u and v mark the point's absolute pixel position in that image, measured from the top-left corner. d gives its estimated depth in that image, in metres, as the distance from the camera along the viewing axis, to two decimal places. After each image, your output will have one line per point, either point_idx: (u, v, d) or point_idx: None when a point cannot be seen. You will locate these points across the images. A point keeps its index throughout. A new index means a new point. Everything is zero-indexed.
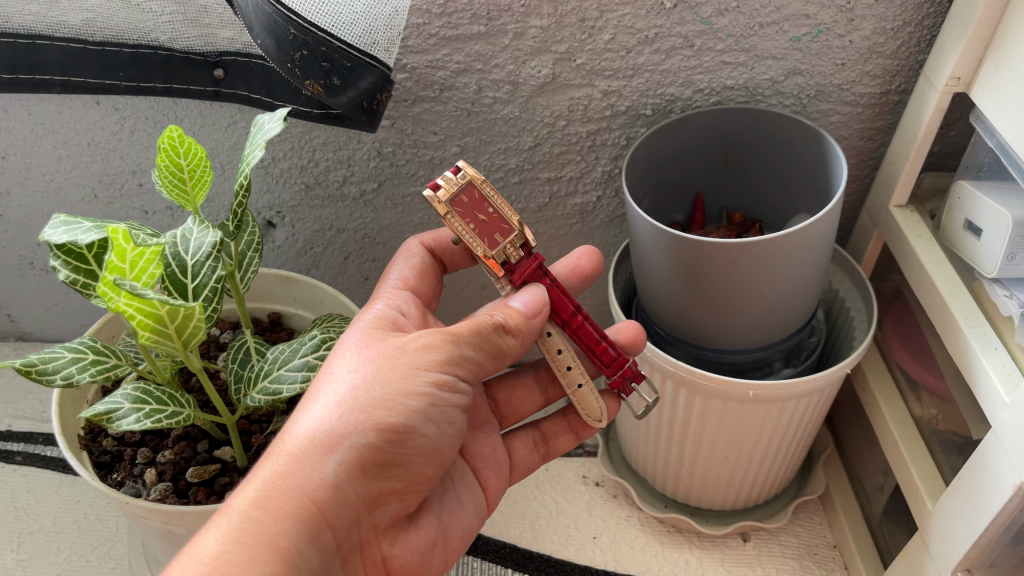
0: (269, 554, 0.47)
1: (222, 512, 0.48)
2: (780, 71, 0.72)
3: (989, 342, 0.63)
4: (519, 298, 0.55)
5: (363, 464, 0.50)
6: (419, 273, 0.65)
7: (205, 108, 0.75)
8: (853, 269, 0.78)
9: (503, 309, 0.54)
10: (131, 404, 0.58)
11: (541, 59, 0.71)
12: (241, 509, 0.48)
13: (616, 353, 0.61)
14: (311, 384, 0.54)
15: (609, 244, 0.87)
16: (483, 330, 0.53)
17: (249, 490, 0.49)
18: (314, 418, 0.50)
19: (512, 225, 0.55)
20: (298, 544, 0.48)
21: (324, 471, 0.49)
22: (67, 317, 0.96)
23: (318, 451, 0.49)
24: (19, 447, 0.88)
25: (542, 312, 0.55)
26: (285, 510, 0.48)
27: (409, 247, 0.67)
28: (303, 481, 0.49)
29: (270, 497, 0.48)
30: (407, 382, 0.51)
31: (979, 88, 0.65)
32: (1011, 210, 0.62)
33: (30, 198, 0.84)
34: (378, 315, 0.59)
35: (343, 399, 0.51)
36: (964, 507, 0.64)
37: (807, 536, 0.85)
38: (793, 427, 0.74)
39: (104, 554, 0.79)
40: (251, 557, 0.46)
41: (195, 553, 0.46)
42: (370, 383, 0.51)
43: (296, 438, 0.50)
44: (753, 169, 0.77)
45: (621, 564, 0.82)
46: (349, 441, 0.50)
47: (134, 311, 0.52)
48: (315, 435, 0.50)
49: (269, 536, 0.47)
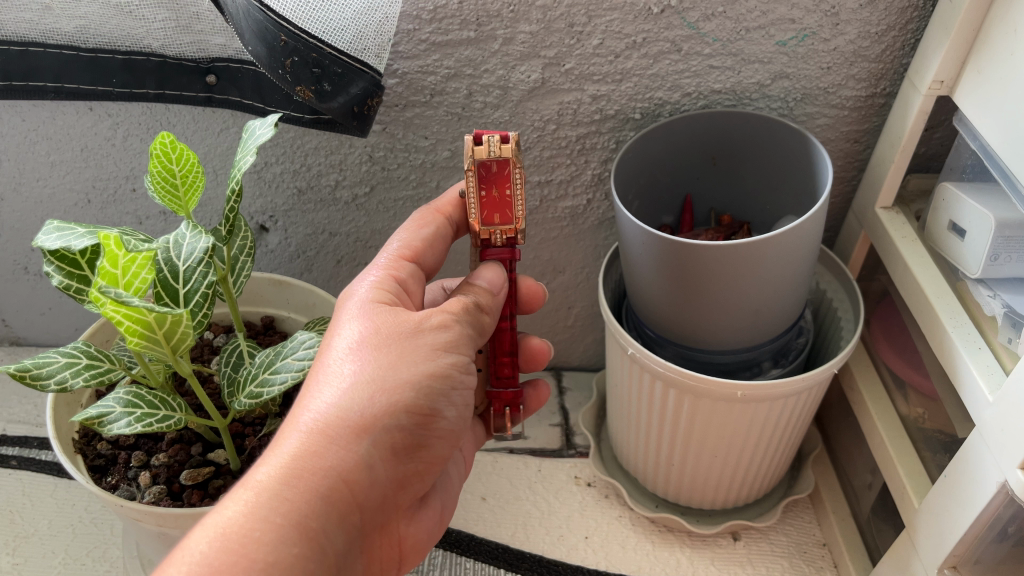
0: (299, 535, 0.45)
1: (244, 486, 0.46)
2: (767, 75, 0.73)
3: (973, 342, 0.64)
4: (483, 276, 0.58)
5: (391, 445, 0.51)
6: (431, 243, 0.62)
7: (197, 113, 0.75)
8: (841, 270, 0.79)
9: (475, 289, 0.57)
10: (123, 408, 0.59)
11: (531, 64, 0.72)
12: (270, 486, 0.46)
13: (512, 372, 0.64)
14: (322, 356, 0.53)
15: (599, 246, 0.88)
16: (471, 309, 0.56)
17: (273, 465, 0.47)
18: (340, 396, 0.50)
19: (515, 217, 0.57)
20: (327, 525, 0.47)
21: (357, 453, 0.49)
22: (61, 321, 0.97)
23: (350, 432, 0.49)
24: (14, 451, 0.88)
25: (502, 290, 0.59)
26: (316, 490, 0.47)
27: (421, 214, 0.63)
28: (331, 461, 0.48)
29: (301, 476, 0.47)
30: (431, 365, 0.53)
31: (961, 91, 0.66)
32: (993, 212, 0.63)
33: (24, 204, 0.84)
34: (376, 285, 0.57)
35: (372, 380, 0.50)
36: (949, 505, 0.65)
37: (797, 535, 0.86)
38: (784, 426, 0.75)
39: (98, 557, 0.80)
40: (282, 537, 0.45)
41: (223, 527, 0.44)
42: (393, 364, 0.51)
43: (321, 416, 0.49)
44: (741, 172, 0.78)
45: (612, 564, 0.83)
46: (380, 423, 0.50)
47: (122, 317, 0.52)
48: (345, 416, 0.49)
49: (300, 516, 0.46)
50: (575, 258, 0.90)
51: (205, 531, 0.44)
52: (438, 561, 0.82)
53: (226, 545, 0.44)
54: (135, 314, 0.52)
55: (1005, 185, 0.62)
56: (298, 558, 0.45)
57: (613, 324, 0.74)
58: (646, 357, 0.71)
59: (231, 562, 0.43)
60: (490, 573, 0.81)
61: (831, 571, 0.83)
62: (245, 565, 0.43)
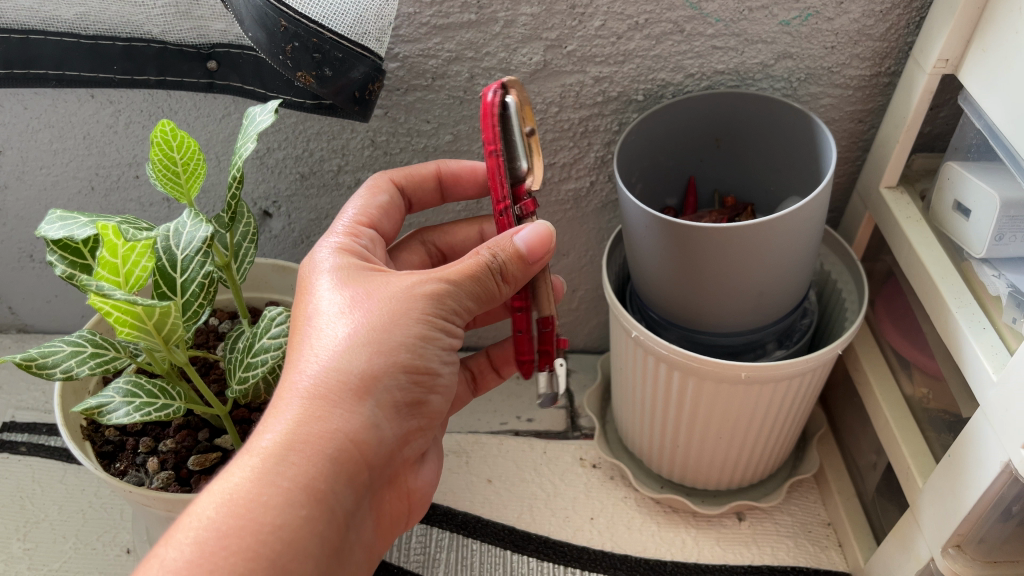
0: (306, 497, 0.47)
1: (248, 453, 0.48)
2: (770, 55, 0.73)
3: (978, 321, 0.64)
4: (524, 235, 0.53)
5: (389, 403, 0.52)
6: (386, 210, 0.66)
7: (198, 100, 0.75)
8: (844, 249, 0.79)
9: (503, 248, 0.53)
10: (123, 397, 0.59)
11: (532, 46, 0.71)
12: (274, 451, 0.48)
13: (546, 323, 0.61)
14: (313, 322, 0.53)
15: (603, 229, 0.88)
16: (483, 275, 0.54)
17: (276, 431, 0.48)
18: (338, 361, 0.51)
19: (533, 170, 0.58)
20: (334, 486, 0.48)
21: (358, 416, 0.50)
22: (68, 308, 0.97)
23: (351, 395, 0.50)
24: (23, 437, 0.89)
25: (546, 251, 0.53)
26: (321, 453, 0.48)
27: (377, 182, 0.67)
28: (330, 422, 0.49)
29: (303, 440, 0.48)
30: (425, 327, 0.53)
31: (967, 70, 0.66)
32: (999, 191, 0.62)
33: (29, 191, 0.84)
34: (340, 251, 0.59)
35: (367, 343, 0.51)
36: (953, 484, 0.65)
37: (802, 515, 0.86)
38: (788, 407, 0.75)
39: (109, 541, 0.81)
40: (288, 500, 0.46)
41: (230, 492, 0.46)
42: (389, 326, 0.52)
43: (317, 381, 0.50)
44: (742, 154, 0.78)
45: (618, 545, 0.83)
46: (379, 383, 0.51)
47: (112, 308, 0.53)
48: (345, 378, 0.50)
49: (305, 479, 0.47)
50: (579, 242, 0.89)
51: (211, 498, 0.46)
52: (445, 543, 0.82)
53: (232, 510, 0.46)
54: (124, 306, 0.52)
55: (1011, 164, 0.62)
56: (306, 520, 0.47)
57: (617, 307, 0.74)
58: (650, 339, 0.71)
59: (238, 527, 0.45)
60: (496, 554, 0.82)
61: (835, 550, 0.83)
62: (253, 528, 0.45)
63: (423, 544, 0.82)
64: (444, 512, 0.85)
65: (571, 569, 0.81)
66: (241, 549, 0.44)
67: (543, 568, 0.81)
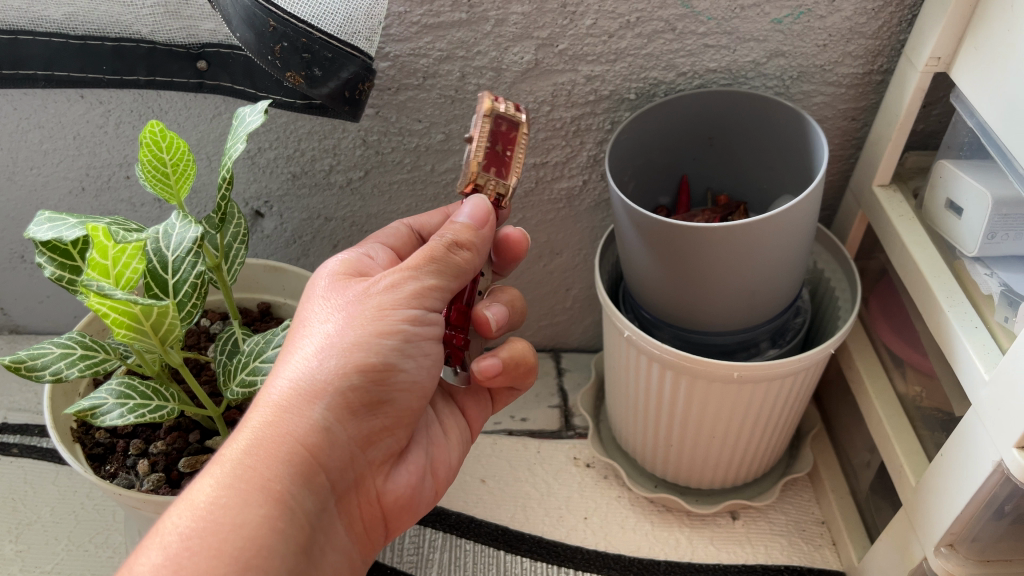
0: (264, 499, 0.47)
1: (214, 462, 0.49)
2: (763, 53, 0.72)
3: (970, 320, 0.64)
4: (464, 212, 0.54)
5: (351, 405, 0.52)
6: (399, 237, 0.67)
7: (189, 100, 0.75)
8: (838, 249, 0.79)
9: (450, 227, 0.53)
10: (116, 399, 0.59)
11: (523, 45, 0.71)
12: (233, 457, 0.48)
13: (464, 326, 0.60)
14: (294, 334, 0.54)
15: (596, 228, 0.88)
16: (439, 257, 0.53)
17: (237, 440, 0.49)
18: (298, 368, 0.51)
19: (511, 175, 0.56)
20: (292, 488, 0.49)
21: (312, 417, 0.50)
22: (60, 309, 0.97)
23: (304, 400, 0.50)
24: (16, 439, 0.88)
25: (487, 221, 0.54)
26: (276, 457, 0.49)
27: (386, 223, 0.68)
28: (287, 426, 0.50)
29: (261, 446, 0.49)
30: (381, 322, 0.52)
31: (959, 68, 0.65)
32: (991, 189, 0.62)
33: (19, 192, 0.84)
34: (344, 260, 0.60)
35: (322, 346, 0.52)
36: (946, 483, 0.65)
37: (796, 514, 0.86)
38: (781, 406, 0.75)
39: (101, 542, 0.80)
40: (246, 502, 0.47)
41: (192, 499, 0.47)
42: (344, 329, 0.52)
43: (280, 389, 0.51)
44: (735, 153, 0.78)
45: (611, 545, 0.83)
46: (334, 386, 0.51)
47: (108, 310, 0.52)
48: (304, 382, 0.51)
49: (262, 481, 0.48)
50: (572, 241, 0.89)
51: (179, 505, 0.47)
52: (438, 543, 0.82)
53: (196, 514, 0.46)
54: (120, 306, 0.52)
55: (1003, 163, 0.62)
56: (266, 519, 0.47)
57: (610, 307, 0.74)
58: (641, 338, 0.71)
59: (199, 530, 0.45)
60: (489, 555, 0.82)
61: (829, 548, 0.83)
62: (211, 531, 0.45)
63: (416, 544, 0.82)
64: (437, 512, 0.85)
65: (564, 569, 0.81)
66: (200, 550, 0.45)
67: (536, 568, 0.81)
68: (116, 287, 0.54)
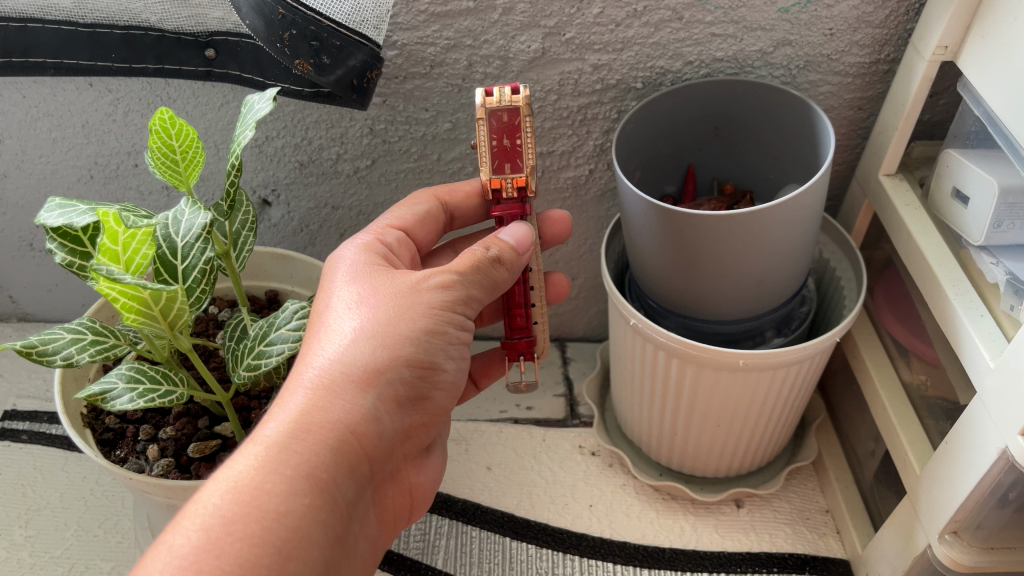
0: (309, 486, 0.47)
1: (254, 441, 0.48)
2: (769, 42, 0.72)
3: (976, 309, 0.64)
4: (507, 233, 0.57)
5: (393, 397, 0.53)
6: (421, 219, 0.66)
7: (197, 88, 0.75)
8: (843, 238, 0.79)
9: (495, 242, 0.56)
10: (125, 384, 0.59)
11: (531, 33, 0.71)
12: (279, 439, 0.48)
13: (527, 320, 0.65)
14: (325, 318, 0.54)
15: (602, 217, 0.88)
16: (482, 267, 0.55)
17: (280, 421, 0.49)
18: (343, 353, 0.51)
19: (524, 165, 0.59)
20: (336, 477, 0.49)
21: (363, 406, 0.51)
22: (68, 297, 0.97)
23: (356, 387, 0.51)
24: (24, 425, 0.89)
25: (529, 247, 0.58)
26: (325, 444, 0.49)
27: (418, 194, 0.67)
28: (333, 413, 0.50)
29: (309, 431, 0.49)
30: (431, 321, 0.53)
31: (966, 57, 0.65)
32: (998, 177, 0.62)
33: (28, 180, 0.84)
34: (365, 249, 0.59)
35: (371, 336, 0.52)
36: (951, 471, 0.65)
37: (800, 502, 0.87)
38: (786, 395, 0.76)
39: (111, 528, 0.81)
40: (291, 489, 0.47)
41: (234, 480, 0.47)
42: (395, 320, 0.53)
43: (324, 373, 0.51)
44: (742, 143, 0.78)
45: (616, 532, 0.84)
46: (383, 376, 0.52)
47: (117, 294, 0.53)
48: (349, 370, 0.51)
49: (309, 468, 0.48)
50: (578, 230, 0.89)
51: (217, 485, 0.47)
52: (445, 530, 0.83)
53: (238, 498, 0.46)
54: (130, 291, 0.53)
55: (1009, 151, 0.62)
56: (308, 508, 0.47)
57: (616, 295, 0.74)
58: (648, 326, 0.71)
59: (244, 514, 0.45)
60: (495, 541, 0.82)
61: (833, 537, 0.83)
62: (257, 516, 0.45)
63: (423, 531, 0.82)
64: (443, 499, 0.85)
65: (569, 555, 0.81)
66: (246, 535, 0.45)
67: (542, 554, 0.81)
68: (127, 273, 0.54)
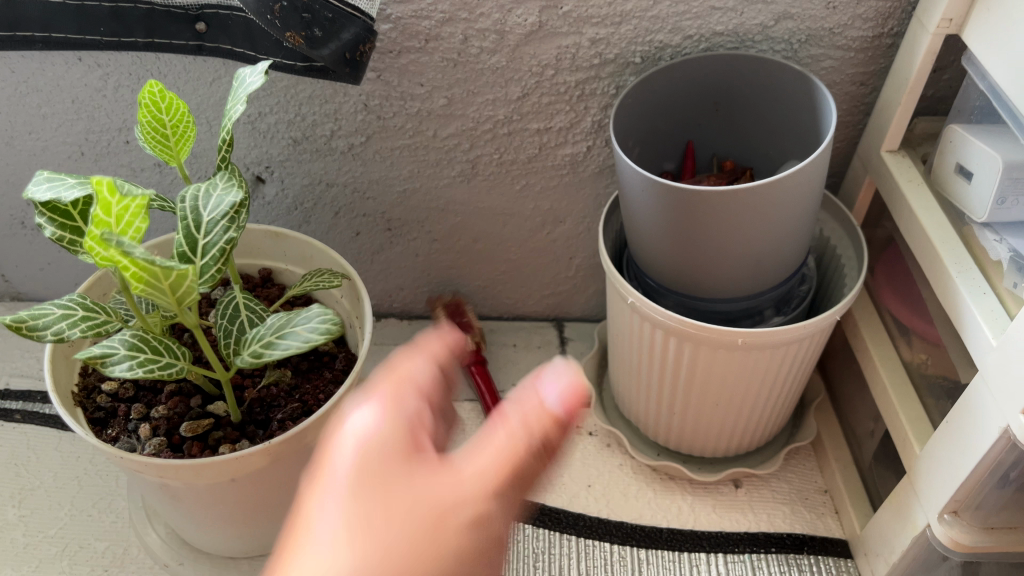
0: (426, 508, 0.41)
1: (352, 452, 0.42)
2: (770, 16, 0.71)
3: (978, 286, 0.63)
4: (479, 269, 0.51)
5: (435, 426, 0.47)
6: None
7: (188, 62, 0.74)
8: (844, 216, 0.78)
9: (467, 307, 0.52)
10: (126, 351, 0.58)
11: (527, 7, 0.70)
12: (375, 452, 0.42)
13: None
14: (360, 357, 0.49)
15: (600, 194, 0.87)
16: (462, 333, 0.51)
17: (367, 439, 0.43)
18: (397, 371, 0.47)
19: None
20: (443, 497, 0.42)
21: (423, 421, 0.45)
22: (61, 276, 0.96)
23: (416, 399, 0.46)
24: (18, 405, 0.88)
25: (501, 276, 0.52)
26: (411, 454, 0.43)
27: None
28: (546, 398, 0.46)
29: (399, 442, 0.43)
30: (446, 362, 0.49)
31: (970, 31, 0.64)
32: (1003, 152, 0.61)
33: (18, 156, 0.83)
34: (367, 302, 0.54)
35: (427, 356, 0.48)
36: (951, 450, 0.64)
37: (799, 482, 0.86)
38: (784, 374, 0.75)
39: (104, 507, 0.81)
40: (409, 509, 0.41)
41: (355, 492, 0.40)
42: (436, 351, 0.49)
43: (383, 385, 0.46)
44: (742, 119, 0.76)
45: (614, 512, 0.83)
46: (433, 398, 0.47)
47: (127, 262, 0.50)
48: (411, 383, 0.46)
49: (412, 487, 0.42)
50: (576, 208, 0.88)
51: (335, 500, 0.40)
52: None
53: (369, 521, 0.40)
54: (141, 263, 0.50)
55: (1014, 126, 0.61)
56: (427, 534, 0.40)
57: (613, 274, 0.73)
58: (646, 305, 0.70)
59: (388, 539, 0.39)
60: None
61: (832, 517, 0.83)
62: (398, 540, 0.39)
63: None
64: None
65: (566, 535, 0.81)
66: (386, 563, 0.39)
67: (539, 534, 0.81)
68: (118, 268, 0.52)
